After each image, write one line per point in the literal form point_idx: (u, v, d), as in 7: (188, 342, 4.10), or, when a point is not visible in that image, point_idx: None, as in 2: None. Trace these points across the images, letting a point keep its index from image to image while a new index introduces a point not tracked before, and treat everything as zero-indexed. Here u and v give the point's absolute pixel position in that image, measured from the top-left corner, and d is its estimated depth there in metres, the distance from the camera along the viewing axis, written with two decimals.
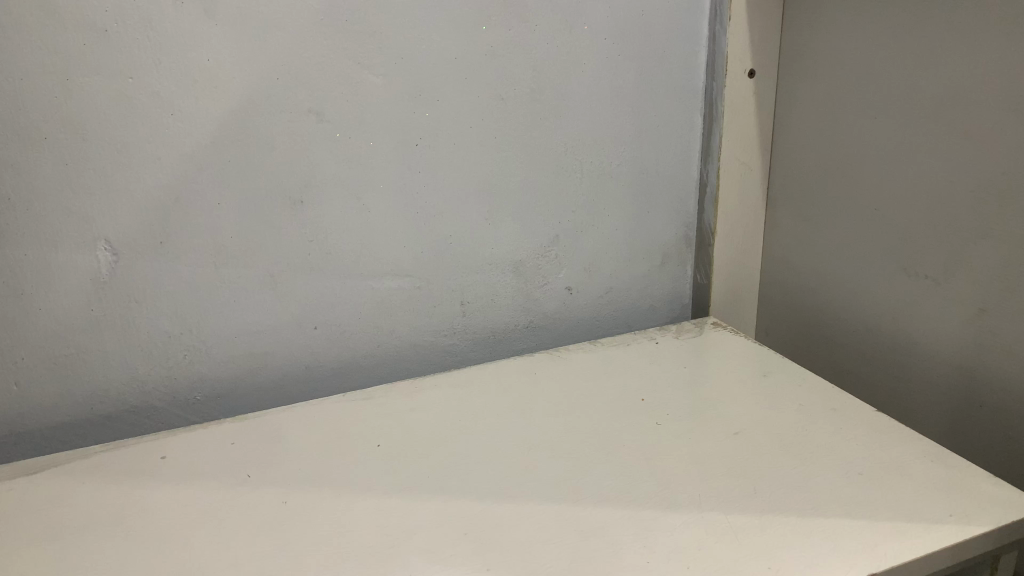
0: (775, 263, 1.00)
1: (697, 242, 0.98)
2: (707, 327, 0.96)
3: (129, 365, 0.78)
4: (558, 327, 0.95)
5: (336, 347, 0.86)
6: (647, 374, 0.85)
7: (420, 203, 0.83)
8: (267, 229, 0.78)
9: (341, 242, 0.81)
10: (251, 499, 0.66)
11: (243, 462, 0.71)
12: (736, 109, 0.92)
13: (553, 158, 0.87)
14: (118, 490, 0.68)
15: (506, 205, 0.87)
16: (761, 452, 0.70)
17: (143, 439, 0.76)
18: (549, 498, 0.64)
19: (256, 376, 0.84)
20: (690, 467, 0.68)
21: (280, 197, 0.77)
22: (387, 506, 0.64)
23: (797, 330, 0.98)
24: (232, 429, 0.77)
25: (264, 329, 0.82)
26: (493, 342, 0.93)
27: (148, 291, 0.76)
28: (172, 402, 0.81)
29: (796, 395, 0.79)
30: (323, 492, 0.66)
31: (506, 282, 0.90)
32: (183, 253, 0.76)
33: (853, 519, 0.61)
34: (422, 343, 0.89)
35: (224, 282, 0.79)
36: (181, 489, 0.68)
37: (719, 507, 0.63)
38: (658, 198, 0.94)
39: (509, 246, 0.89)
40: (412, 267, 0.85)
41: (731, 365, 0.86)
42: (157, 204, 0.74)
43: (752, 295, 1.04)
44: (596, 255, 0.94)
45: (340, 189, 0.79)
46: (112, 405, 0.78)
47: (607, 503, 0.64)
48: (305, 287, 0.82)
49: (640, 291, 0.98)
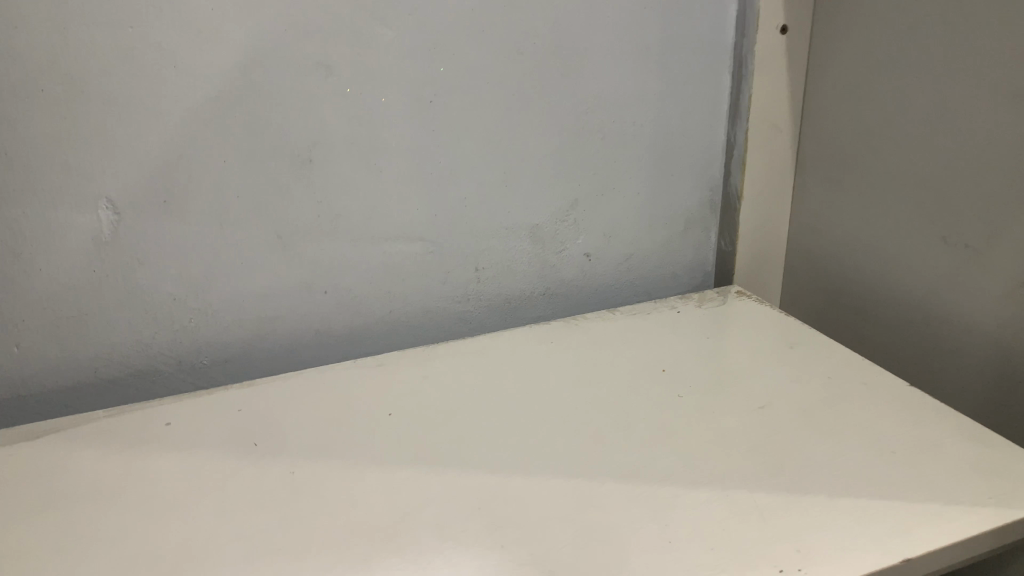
0: (803, 231, 0.96)
1: (722, 206, 0.95)
2: (731, 295, 0.92)
3: (133, 329, 0.76)
4: (576, 294, 0.92)
5: (347, 312, 0.83)
6: (668, 343, 0.82)
7: (434, 164, 0.80)
8: (275, 189, 0.75)
9: (351, 204, 0.78)
10: (258, 469, 0.64)
11: (250, 429, 0.69)
12: (766, 68, 0.88)
13: (573, 119, 0.83)
14: (121, 458, 0.66)
15: (524, 168, 0.83)
16: (788, 427, 0.67)
17: (148, 404, 0.74)
18: (567, 474, 0.62)
19: (264, 341, 0.81)
20: (713, 442, 0.65)
21: (287, 156, 0.74)
22: (399, 478, 0.62)
23: (824, 301, 0.95)
24: (238, 395, 0.75)
25: (272, 292, 0.79)
26: (508, 309, 0.90)
27: (152, 252, 0.74)
28: (178, 366, 0.79)
29: (824, 368, 0.76)
30: (332, 463, 0.64)
31: (522, 247, 0.87)
32: (188, 213, 0.73)
33: (886, 500, 0.58)
34: (435, 309, 0.87)
35: (230, 244, 0.76)
36: (185, 456, 0.66)
37: (744, 485, 0.60)
38: (683, 161, 0.90)
39: (525, 211, 0.86)
40: (425, 230, 0.82)
41: (756, 336, 0.83)
42: (160, 162, 0.71)
43: (777, 263, 1.00)
44: (616, 220, 0.90)
45: (350, 148, 0.76)
46: (116, 369, 0.76)
47: (628, 479, 0.61)
48: (314, 250, 0.79)
49: (661, 258, 0.94)
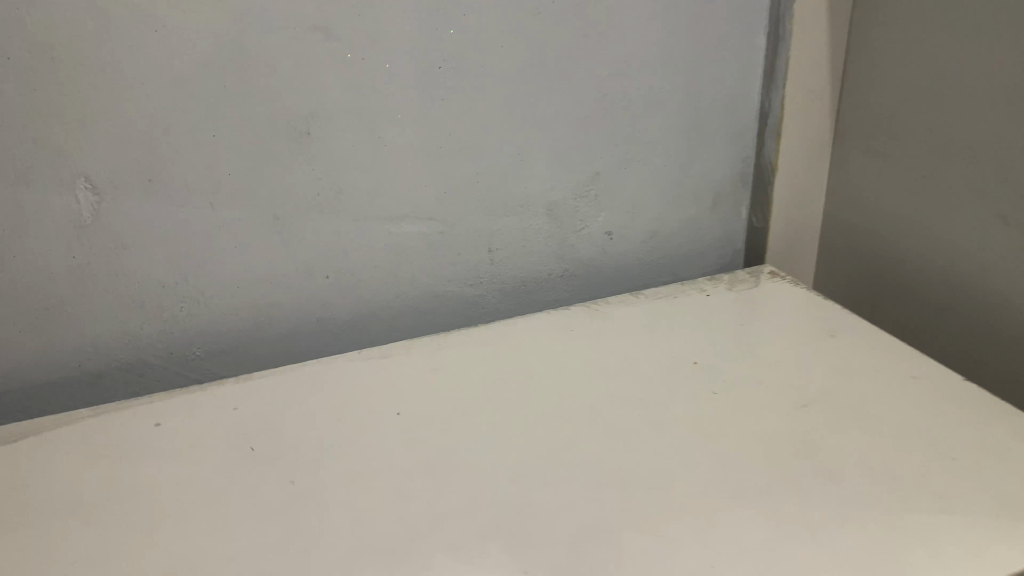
0: (841, 206, 0.89)
1: (755, 180, 0.87)
2: (763, 276, 0.86)
3: (119, 318, 0.70)
4: (597, 276, 0.86)
5: (350, 298, 0.77)
6: (699, 332, 0.75)
7: (443, 136, 0.73)
8: (270, 166, 0.68)
9: (354, 181, 0.72)
10: (255, 478, 0.58)
11: (246, 431, 0.63)
12: (805, 27, 0.81)
13: (596, 85, 0.76)
14: (106, 464, 0.60)
15: (541, 139, 0.76)
16: (835, 429, 0.61)
17: (136, 401, 0.68)
18: (595, 485, 0.56)
19: (261, 330, 0.75)
20: (754, 446, 0.60)
21: (283, 129, 0.67)
22: (410, 489, 0.56)
23: (862, 281, 0.88)
24: (234, 391, 0.69)
25: (269, 278, 0.73)
26: (524, 293, 0.83)
27: (137, 236, 0.67)
28: (169, 359, 0.73)
29: (870, 360, 0.70)
30: (336, 470, 0.58)
31: (539, 225, 0.80)
32: (175, 192, 0.67)
33: (950, 516, 0.52)
34: (446, 294, 0.80)
35: (222, 226, 0.69)
36: (176, 462, 0.60)
37: (791, 498, 0.54)
38: (714, 131, 0.83)
39: (542, 186, 0.79)
40: (434, 209, 0.76)
41: (793, 323, 0.76)
42: (143, 136, 0.64)
43: (811, 239, 0.94)
44: (640, 195, 0.83)
45: (352, 120, 0.69)
46: (102, 362, 0.71)
47: (662, 490, 0.55)
48: (314, 231, 0.73)
49: (688, 236, 0.88)
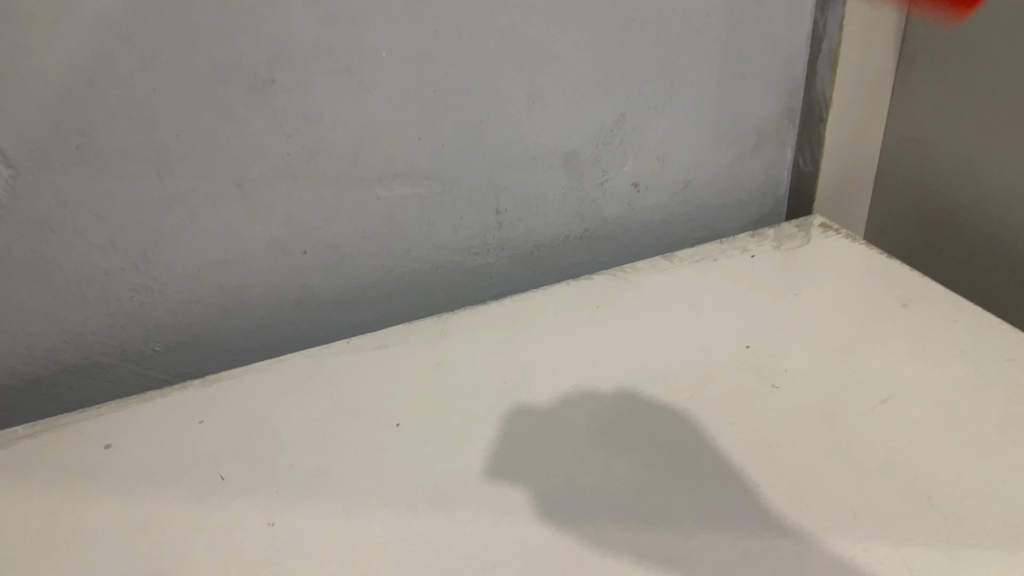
0: (906, 142, 0.77)
1: (805, 116, 0.74)
2: (814, 229, 0.74)
3: (55, 314, 0.58)
4: (620, 234, 0.74)
5: (335, 275, 0.65)
6: (747, 305, 0.64)
7: (438, 79, 0.59)
8: (227, 125, 0.55)
9: (332, 137, 0.59)
10: (226, 519, 0.47)
11: (215, 451, 0.53)
12: None
13: (625, 9, 0.61)
14: (45, 502, 0.50)
15: (557, 78, 0.63)
16: (926, 432, 0.51)
17: (84, 412, 0.57)
18: (642, 521, 0.46)
19: (231, 317, 0.64)
20: (830, 459, 0.49)
21: (240, 78, 0.54)
22: (415, 532, 0.46)
23: (929, 227, 0.77)
24: (200, 396, 0.58)
25: (237, 257, 0.61)
26: (538, 257, 0.72)
27: (68, 216, 0.55)
28: (122, 357, 0.62)
29: (954, 338, 0.59)
30: (325, 506, 0.48)
31: (555, 179, 0.68)
32: (111, 161, 0.54)
33: None
34: (447, 264, 0.69)
35: (173, 198, 0.57)
36: (130, 498, 0.49)
37: (884, 533, 0.44)
38: (762, 60, 0.69)
39: (558, 133, 0.66)
40: (430, 166, 0.63)
41: (856, 289, 0.65)
42: (62, 93, 0.50)
43: (864, 180, 0.81)
44: (672, 139, 0.70)
45: (325, 62, 0.55)
46: (42, 364, 0.60)
47: (724, 527, 0.45)
48: (286, 200, 0.60)
49: (725, 184, 0.75)
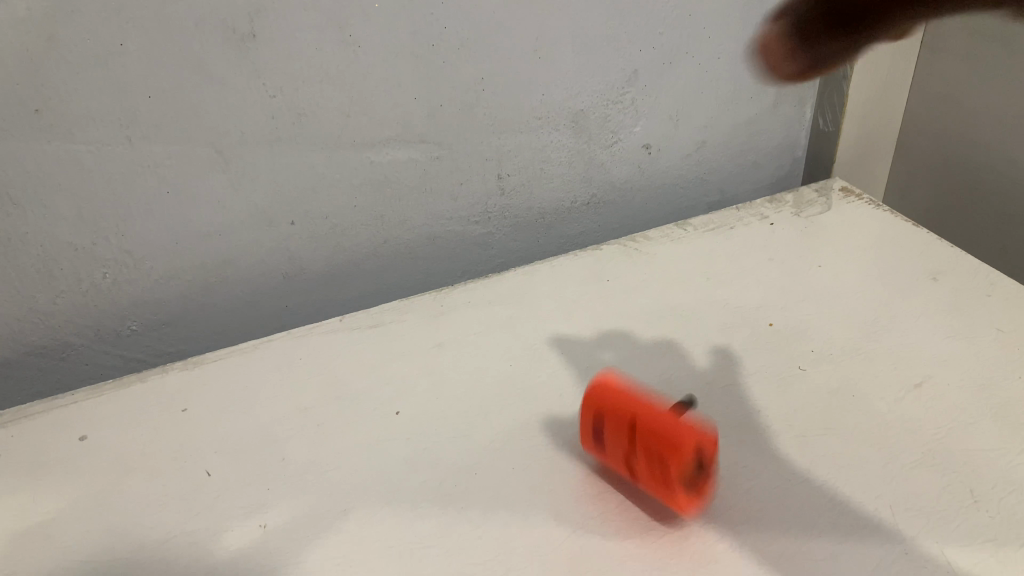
0: (930, 102, 0.72)
1: None
2: (834, 195, 0.70)
3: (21, 292, 0.53)
4: (630, 201, 0.69)
5: (325, 247, 0.61)
6: (768, 279, 0.60)
7: (436, 31, 0.54)
8: (203, 84, 0.50)
9: (320, 97, 0.54)
10: (213, 520, 0.44)
11: (200, 444, 0.49)
12: None
13: None
14: (15, 502, 0.46)
15: (565, 30, 0.58)
16: (964, 420, 0.48)
17: (57, 400, 0.53)
18: (666, 522, 0.42)
19: (214, 293, 0.59)
20: (865, 450, 0.46)
21: (217, 31, 0.48)
22: (420, 534, 0.42)
23: (953, 192, 0.73)
24: (182, 381, 0.54)
25: (219, 229, 0.56)
26: (542, 226, 0.67)
27: (30, 187, 0.50)
28: (97, 338, 0.57)
29: (990, 315, 0.55)
30: (321, 505, 0.44)
31: (561, 142, 0.63)
32: (76, 125, 0.49)
33: None
34: (445, 234, 0.64)
35: (146, 166, 0.52)
36: (107, 497, 0.45)
37: (928, 533, 0.41)
38: None
39: (565, 91, 0.61)
40: (427, 129, 0.58)
41: (881, 262, 0.61)
42: (17, 48, 0.45)
43: (886, 141, 0.77)
44: (686, 97, 0.65)
45: (311, 14, 0.50)
46: (10, 347, 0.55)
47: (756, 527, 0.42)
48: (271, 166, 0.55)
49: (741, 146, 0.71)
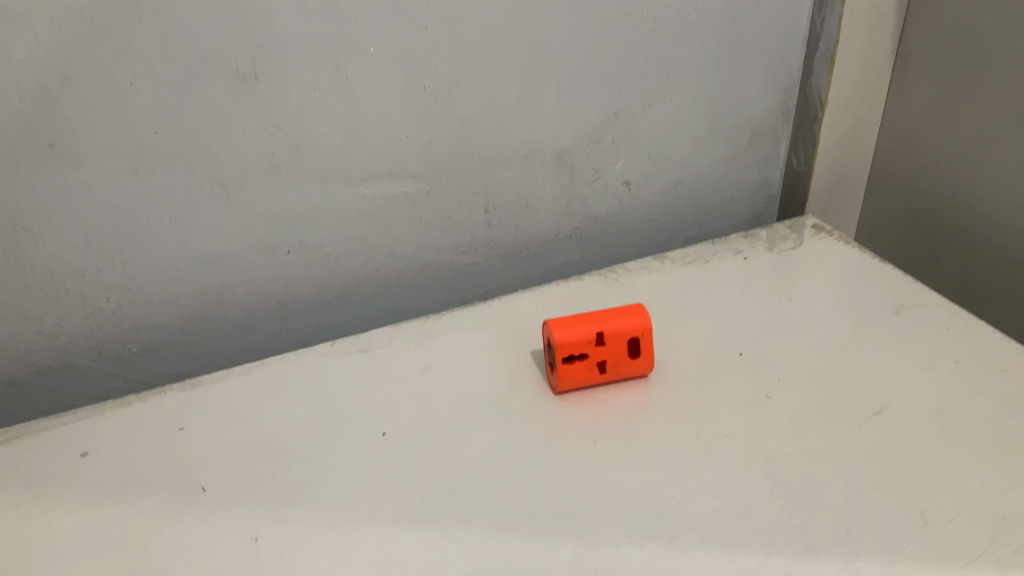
0: (898, 144, 0.76)
1: (799, 115, 0.73)
2: (807, 231, 0.73)
3: (28, 313, 0.56)
4: (612, 234, 0.72)
5: (319, 275, 0.63)
6: (741, 310, 0.63)
7: (427, 73, 0.58)
8: (207, 120, 0.54)
9: (317, 133, 0.57)
10: (207, 531, 0.46)
11: (196, 461, 0.51)
12: None
13: (619, 3, 0.60)
14: (19, 514, 0.48)
15: (549, 73, 0.62)
16: (918, 445, 0.50)
17: (60, 419, 0.55)
18: (634, 538, 0.45)
19: (212, 318, 0.62)
20: (825, 474, 0.49)
21: (222, 71, 0.52)
22: (403, 548, 0.45)
23: (921, 231, 0.76)
24: (180, 402, 0.56)
25: (218, 256, 0.59)
26: (527, 257, 0.70)
27: (41, 215, 0.53)
28: (99, 359, 0.59)
29: (949, 348, 0.58)
30: (310, 519, 0.47)
31: (545, 178, 0.67)
32: (87, 157, 0.52)
33: None
34: (434, 264, 0.67)
35: (151, 196, 0.55)
36: (107, 509, 0.48)
37: (882, 552, 0.44)
38: (755, 58, 0.68)
39: (550, 130, 0.64)
40: (418, 164, 0.61)
41: (849, 295, 0.64)
42: (34, 86, 0.49)
43: (859, 180, 0.80)
44: (665, 137, 0.69)
45: (311, 56, 0.54)
46: (15, 367, 0.57)
47: (720, 545, 0.44)
48: (270, 197, 0.58)
49: (718, 183, 0.74)
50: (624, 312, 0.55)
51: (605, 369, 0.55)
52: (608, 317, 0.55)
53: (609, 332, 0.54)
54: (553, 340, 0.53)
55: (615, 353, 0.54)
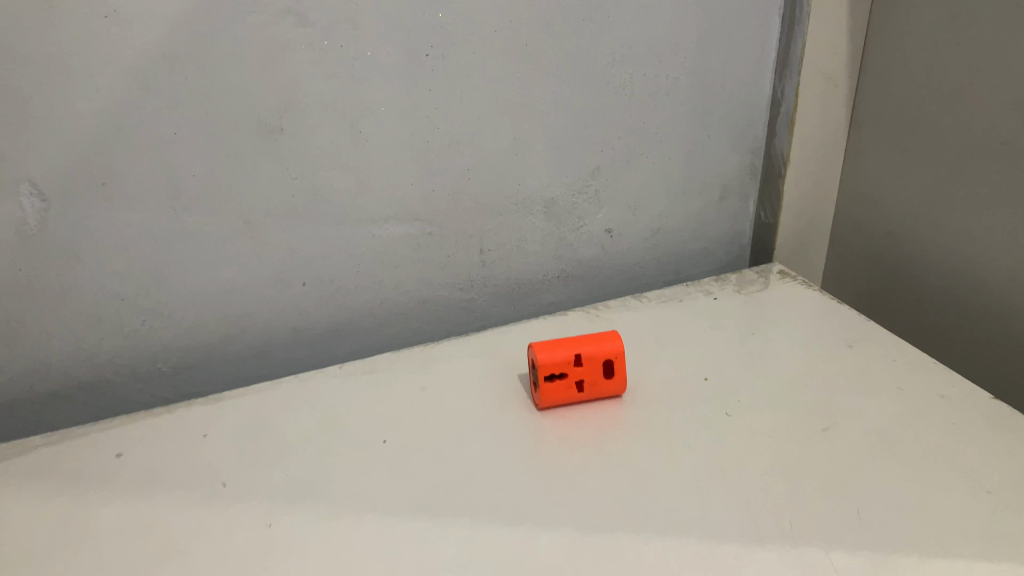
0: (855, 201, 0.84)
1: (765, 173, 0.82)
2: (773, 277, 0.81)
3: (72, 333, 0.63)
4: (596, 276, 0.80)
5: (330, 306, 0.71)
6: (709, 343, 0.70)
7: (431, 130, 0.66)
8: (238, 166, 0.62)
9: (333, 180, 0.65)
10: (227, 519, 0.52)
11: (217, 463, 0.58)
12: (824, 13, 0.74)
13: (599, 72, 0.69)
14: (60, 504, 0.54)
15: (538, 132, 0.70)
16: (859, 457, 0.57)
17: (96, 427, 0.62)
18: (603, 528, 0.51)
19: (234, 342, 0.69)
20: (776, 479, 0.55)
21: (253, 124, 0.61)
22: (399, 535, 0.51)
23: (876, 281, 0.83)
24: (204, 414, 0.63)
25: (241, 287, 0.67)
26: (518, 296, 0.78)
27: (91, 245, 0.61)
28: (132, 376, 0.66)
29: (894, 376, 0.65)
30: (317, 511, 0.53)
31: (534, 224, 0.74)
32: (133, 196, 0.60)
33: (991, 564, 0.48)
34: (434, 299, 0.74)
35: (186, 232, 0.63)
36: (138, 501, 0.54)
37: (820, 543, 0.50)
38: (723, 122, 0.77)
39: (539, 181, 0.73)
40: (421, 209, 0.69)
41: (808, 332, 0.71)
42: (95, 134, 0.57)
43: (822, 233, 0.88)
44: (643, 190, 0.77)
45: (329, 113, 0.62)
46: (58, 382, 0.64)
47: (678, 534, 0.50)
48: (289, 235, 0.66)
49: (693, 233, 0.82)
50: (600, 338, 0.62)
51: (583, 388, 0.62)
52: (586, 341, 0.62)
53: (586, 355, 0.61)
54: (537, 361, 0.60)
55: (591, 373, 0.61)
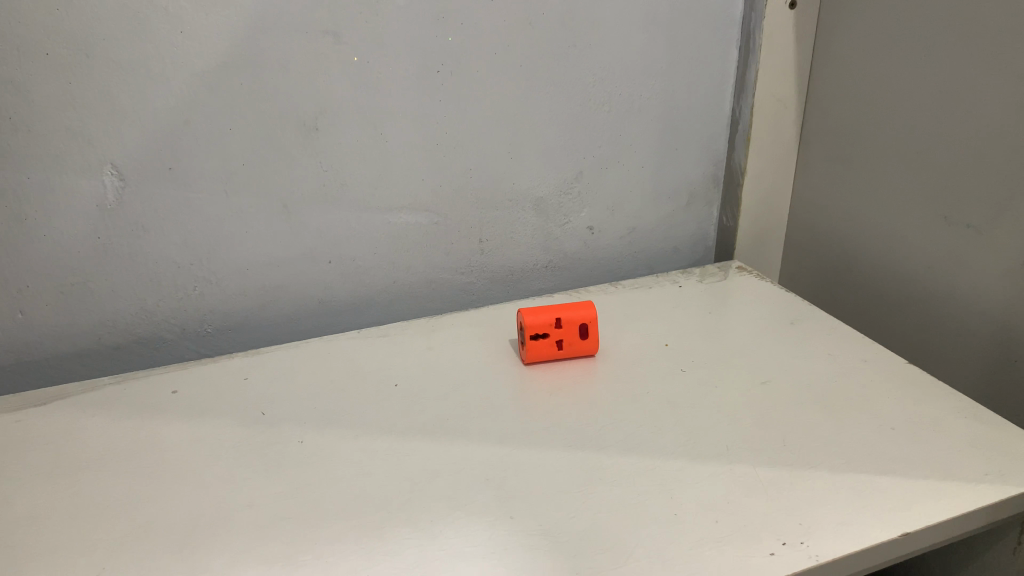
0: (806, 208, 0.96)
1: (726, 182, 0.94)
2: (732, 271, 0.93)
3: (136, 294, 0.75)
4: (579, 267, 0.92)
5: (350, 283, 0.83)
6: (673, 319, 0.82)
7: (439, 134, 0.79)
8: (279, 158, 0.75)
9: (357, 172, 0.78)
10: (266, 437, 0.64)
11: (256, 399, 0.69)
12: (774, 45, 0.87)
13: (582, 89, 0.82)
14: (128, 425, 0.66)
15: (530, 139, 0.83)
16: (790, 401, 0.68)
17: (154, 372, 0.74)
18: (574, 447, 0.62)
19: (268, 309, 0.81)
20: (718, 416, 0.66)
21: (293, 123, 0.74)
22: (408, 449, 0.62)
23: (823, 277, 0.96)
24: (244, 363, 0.75)
25: (277, 261, 0.79)
26: (512, 281, 0.90)
27: (156, 219, 0.73)
28: (182, 334, 0.79)
29: (826, 344, 0.77)
30: (341, 433, 0.65)
31: (526, 219, 0.87)
32: (193, 179, 0.73)
33: (887, 476, 0.59)
34: (439, 280, 0.87)
35: (234, 211, 0.75)
36: (193, 424, 0.66)
37: (750, 460, 0.61)
38: (689, 135, 0.90)
39: (530, 182, 0.85)
40: (430, 201, 0.82)
41: (758, 312, 0.83)
42: (166, 127, 0.70)
43: (778, 237, 1.01)
44: (620, 193, 0.90)
45: (356, 116, 0.75)
46: (121, 335, 0.77)
47: (635, 452, 0.62)
48: (318, 219, 0.79)
49: (664, 232, 0.94)
50: (577, 305, 0.74)
51: (562, 347, 0.74)
52: (565, 308, 0.74)
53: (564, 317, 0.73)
54: (523, 323, 0.72)
55: (569, 335, 0.73)
